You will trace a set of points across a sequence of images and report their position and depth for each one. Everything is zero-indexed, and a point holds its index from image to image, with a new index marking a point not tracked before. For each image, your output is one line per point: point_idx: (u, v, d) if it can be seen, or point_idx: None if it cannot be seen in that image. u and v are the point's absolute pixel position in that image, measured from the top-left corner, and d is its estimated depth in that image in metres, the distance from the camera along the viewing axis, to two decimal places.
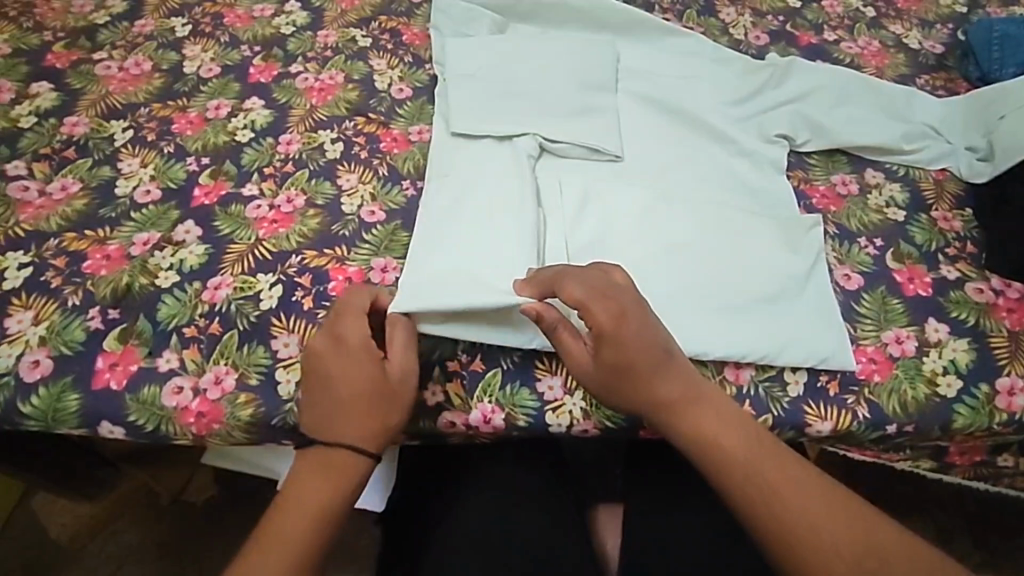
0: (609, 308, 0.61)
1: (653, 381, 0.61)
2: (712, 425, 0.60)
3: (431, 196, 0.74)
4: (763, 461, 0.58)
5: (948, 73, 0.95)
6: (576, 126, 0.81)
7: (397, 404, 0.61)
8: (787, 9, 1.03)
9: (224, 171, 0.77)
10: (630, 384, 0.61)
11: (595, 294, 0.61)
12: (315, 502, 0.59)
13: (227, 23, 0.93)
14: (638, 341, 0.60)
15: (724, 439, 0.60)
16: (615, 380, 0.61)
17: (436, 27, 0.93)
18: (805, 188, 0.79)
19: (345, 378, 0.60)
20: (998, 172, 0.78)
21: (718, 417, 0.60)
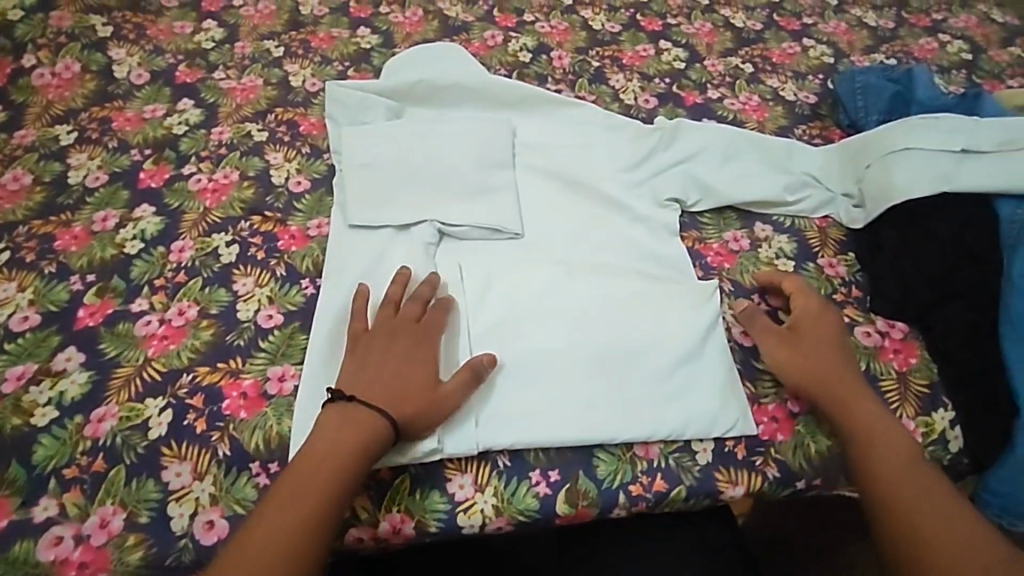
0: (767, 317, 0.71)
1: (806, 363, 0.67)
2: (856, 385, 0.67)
3: (331, 294, 0.73)
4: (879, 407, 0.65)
5: (822, 122, 1.00)
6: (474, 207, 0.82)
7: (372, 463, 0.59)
8: (672, 71, 1.09)
9: (111, 287, 0.74)
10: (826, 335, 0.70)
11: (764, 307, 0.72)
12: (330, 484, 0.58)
13: (115, 127, 0.93)
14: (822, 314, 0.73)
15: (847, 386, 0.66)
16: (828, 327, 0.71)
17: (332, 117, 0.93)
18: (699, 248, 0.82)
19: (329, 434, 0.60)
20: (870, 220, 0.81)
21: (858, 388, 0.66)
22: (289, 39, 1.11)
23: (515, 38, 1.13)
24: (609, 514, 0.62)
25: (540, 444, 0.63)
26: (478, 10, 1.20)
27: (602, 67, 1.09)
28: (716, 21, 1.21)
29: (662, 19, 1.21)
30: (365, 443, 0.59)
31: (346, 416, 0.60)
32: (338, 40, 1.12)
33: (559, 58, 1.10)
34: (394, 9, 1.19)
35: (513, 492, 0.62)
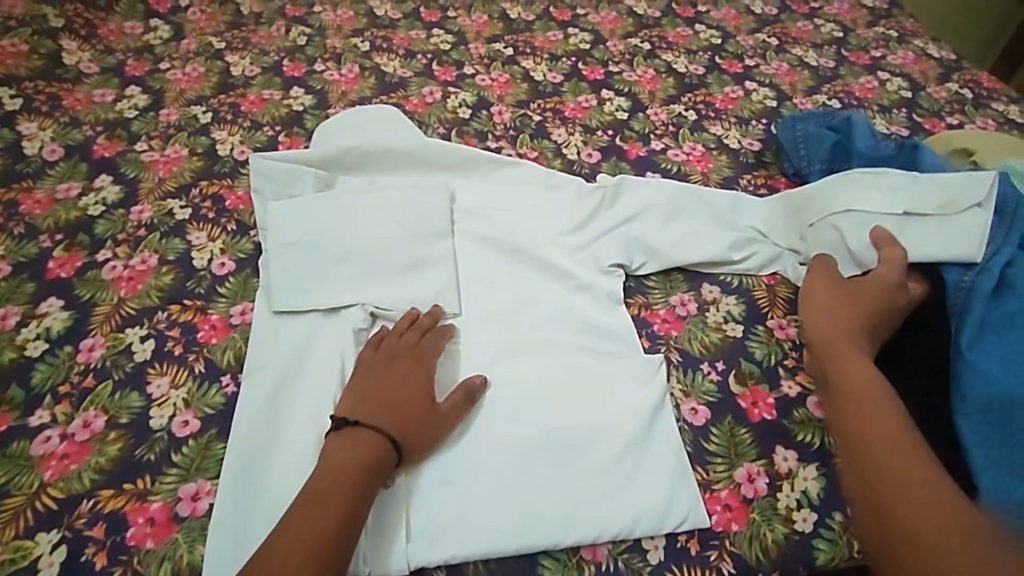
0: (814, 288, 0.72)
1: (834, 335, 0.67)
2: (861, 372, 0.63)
3: (252, 394, 0.68)
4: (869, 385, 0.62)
5: (767, 171, 0.99)
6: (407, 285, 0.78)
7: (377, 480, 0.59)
8: (615, 121, 1.07)
9: (8, 398, 0.68)
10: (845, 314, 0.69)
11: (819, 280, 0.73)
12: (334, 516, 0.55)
13: (23, 211, 0.87)
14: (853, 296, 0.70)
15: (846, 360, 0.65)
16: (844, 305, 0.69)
17: (258, 190, 0.88)
18: (646, 315, 0.79)
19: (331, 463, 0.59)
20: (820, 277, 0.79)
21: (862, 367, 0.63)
22: (217, 104, 1.07)
23: (454, 94, 1.11)
24: None
25: (478, 555, 0.59)
26: (416, 65, 1.17)
27: (544, 120, 1.06)
28: (658, 67, 1.20)
29: (604, 67, 1.20)
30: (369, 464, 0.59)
31: (343, 438, 0.60)
32: (269, 102, 1.08)
33: (500, 112, 1.07)
34: (329, 67, 1.15)
35: None
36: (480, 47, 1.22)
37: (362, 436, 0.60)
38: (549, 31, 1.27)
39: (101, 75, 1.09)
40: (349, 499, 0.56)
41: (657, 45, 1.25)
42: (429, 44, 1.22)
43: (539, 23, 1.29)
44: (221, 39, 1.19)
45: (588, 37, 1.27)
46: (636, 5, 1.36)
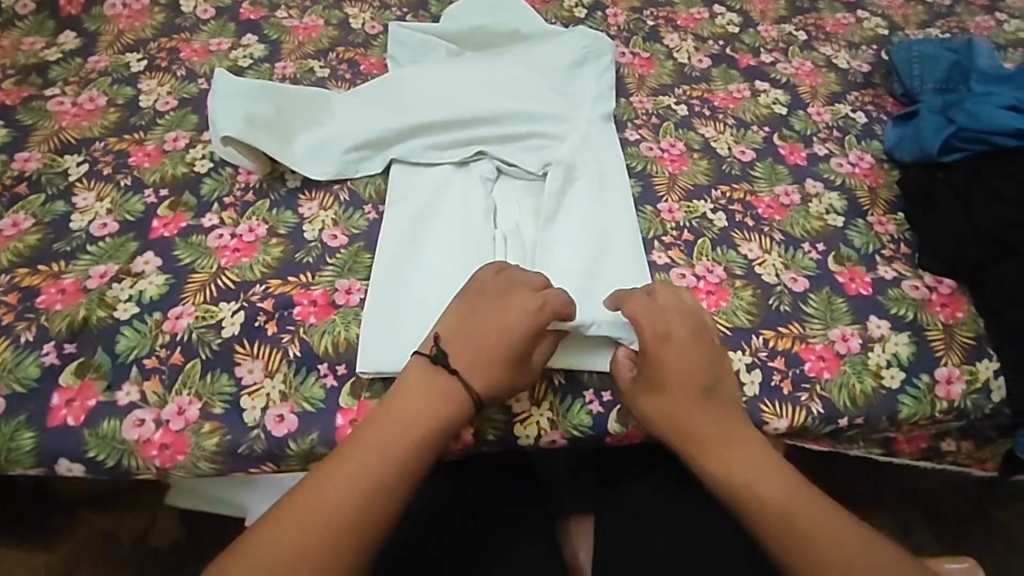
0: (508, 301, 0.64)
1: (680, 420, 0.63)
2: (728, 452, 0.62)
3: (394, 220, 0.76)
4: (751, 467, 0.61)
5: (874, 91, 1.01)
6: (334, 138, 0.81)
7: (431, 413, 0.60)
8: (726, 34, 1.10)
9: (183, 202, 0.77)
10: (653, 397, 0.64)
11: (512, 295, 0.64)
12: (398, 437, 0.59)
13: (183, 57, 0.97)
14: (672, 374, 0.63)
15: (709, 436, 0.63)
16: (650, 389, 0.64)
17: (393, 57, 0.94)
18: (751, 200, 0.83)
19: (425, 392, 0.61)
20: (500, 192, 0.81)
21: (729, 438, 0.63)
22: None
23: None
24: (657, 434, 0.67)
25: (598, 368, 0.67)
26: None
27: (657, 26, 1.09)
28: None
29: None
30: (440, 404, 0.61)
31: (424, 380, 0.62)
32: None
33: (615, 15, 1.10)
34: None
35: (568, 410, 0.66)
36: None
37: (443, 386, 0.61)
38: None
39: None
40: (421, 428, 0.60)
41: None
42: None
43: None
44: None
45: None
46: None
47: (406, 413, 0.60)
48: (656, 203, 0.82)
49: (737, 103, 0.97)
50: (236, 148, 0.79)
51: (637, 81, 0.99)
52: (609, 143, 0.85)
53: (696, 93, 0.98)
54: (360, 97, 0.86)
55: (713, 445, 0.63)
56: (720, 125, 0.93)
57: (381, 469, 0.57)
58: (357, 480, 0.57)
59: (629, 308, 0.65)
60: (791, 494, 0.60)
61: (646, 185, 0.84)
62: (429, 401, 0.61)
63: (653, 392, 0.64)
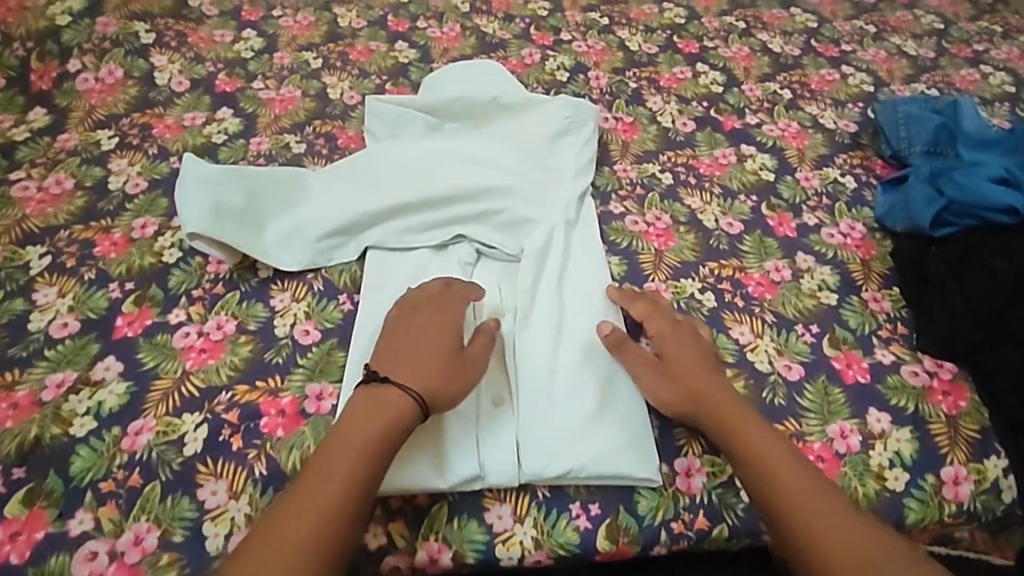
0: (418, 317, 0.67)
1: (687, 380, 0.67)
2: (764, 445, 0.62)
3: (367, 312, 0.73)
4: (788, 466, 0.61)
5: (863, 151, 0.99)
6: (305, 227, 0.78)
7: (382, 425, 0.59)
8: (709, 94, 1.08)
9: (149, 296, 0.74)
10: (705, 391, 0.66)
11: (428, 304, 0.69)
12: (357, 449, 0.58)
13: (156, 134, 0.94)
14: (699, 370, 0.68)
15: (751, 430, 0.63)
16: (686, 377, 0.67)
17: (369, 131, 0.92)
18: (740, 277, 0.81)
19: (360, 418, 0.60)
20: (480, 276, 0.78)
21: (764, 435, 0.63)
22: (327, 51, 1.11)
23: (552, 57, 1.13)
24: (649, 549, 0.63)
25: (583, 479, 0.64)
26: (515, 28, 1.20)
27: (639, 88, 1.08)
28: (753, 46, 1.19)
29: (698, 42, 1.19)
30: (389, 424, 0.60)
31: (368, 402, 0.61)
32: (375, 53, 1.11)
33: (596, 78, 1.09)
34: (431, 24, 1.19)
35: (553, 526, 0.63)
36: (576, 14, 1.24)
37: (385, 397, 0.61)
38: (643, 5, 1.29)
39: (220, 17, 1.14)
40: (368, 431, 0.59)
41: (752, 25, 1.25)
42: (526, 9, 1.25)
43: None
44: None
45: (683, 11, 1.26)
46: None
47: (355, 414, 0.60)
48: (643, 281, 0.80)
49: (724, 169, 0.95)
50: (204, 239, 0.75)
51: (621, 146, 0.97)
52: (592, 224, 0.83)
53: (681, 159, 0.96)
54: (333, 175, 0.83)
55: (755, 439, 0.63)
56: (706, 195, 0.91)
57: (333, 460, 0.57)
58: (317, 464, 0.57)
59: (636, 306, 0.73)
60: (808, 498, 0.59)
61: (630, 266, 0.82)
62: (375, 419, 0.60)
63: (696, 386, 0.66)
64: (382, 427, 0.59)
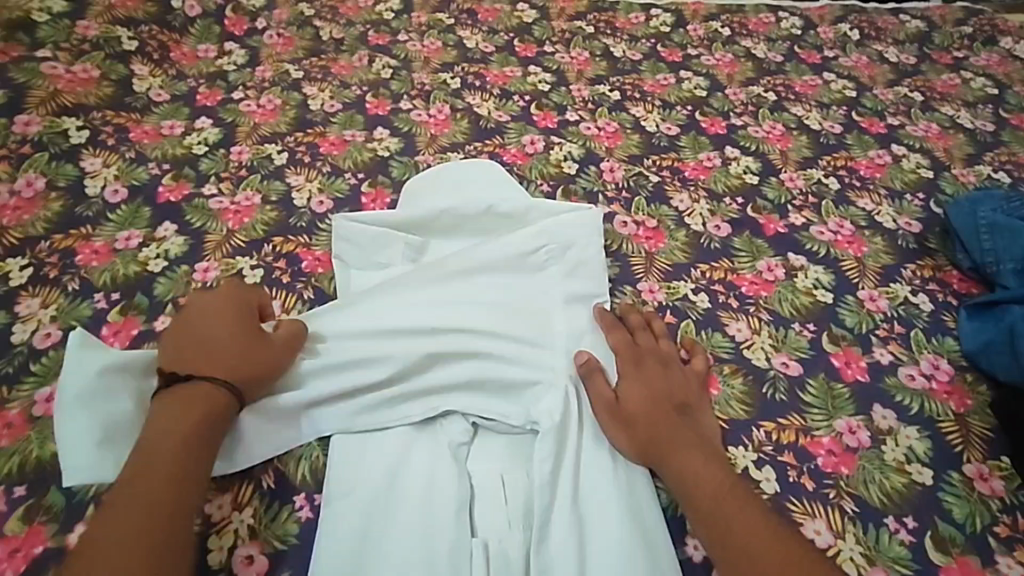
0: (218, 304, 0.63)
1: (640, 423, 0.61)
2: (692, 463, 0.58)
3: (331, 531, 0.56)
4: (719, 484, 0.57)
5: (933, 260, 0.84)
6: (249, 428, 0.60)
7: (195, 422, 0.55)
8: (743, 186, 0.93)
9: (46, 505, 0.59)
10: (663, 428, 0.60)
11: (221, 292, 0.64)
12: (181, 423, 0.55)
13: (79, 263, 0.79)
14: (642, 392, 0.63)
15: (694, 461, 0.58)
16: (657, 416, 0.61)
17: (339, 258, 0.75)
18: (808, 444, 0.66)
19: (179, 416, 0.55)
20: (478, 462, 0.61)
21: (691, 446, 0.59)
22: (294, 142, 0.96)
23: (558, 144, 0.97)
24: None
25: None
26: (513, 107, 1.05)
27: (662, 182, 0.92)
28: (787, 122, 1.05)
29: (724, 120, 1.05)
30: (208, 414, 0.57)
31: (173, 395, 0.57)
32: (352, 144, 0.96)
33: (610, 169, 0.94)
34: (418, 105, 1.04)
35: None
36: (582, 89, 1.10)
37: (188, 392, 0.57)
38: (658, 74, 1.14)
39: (170, 104, 1.00)
40: (185, 425, 0.55)
41: (782, 96, 1.10)
42: (525, 83, 1.11)
43: (647, 63, 1.17)
44: (299, 68, 1.09)
45: (704, 81, 1.13)
46: (754, 47, 1.22)
47: (179, 415, 0.55)
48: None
49: (771, 288, 0.79)
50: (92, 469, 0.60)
51: (643, 261, 0.82)
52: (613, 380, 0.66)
53: (718, 275, 0.81)
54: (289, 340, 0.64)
55: (700, 476, 0.57)
56: (754, 321, 0.76)
57: (173, 452, 0.53)
58: (147, 470, 0.51)
59: (611, 338, 0.68)
60: (739, 514, 0.54)
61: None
62: (187, 414, 0.56)
63: (651, 422, 0.61)
64: (202, 417, 0.56)
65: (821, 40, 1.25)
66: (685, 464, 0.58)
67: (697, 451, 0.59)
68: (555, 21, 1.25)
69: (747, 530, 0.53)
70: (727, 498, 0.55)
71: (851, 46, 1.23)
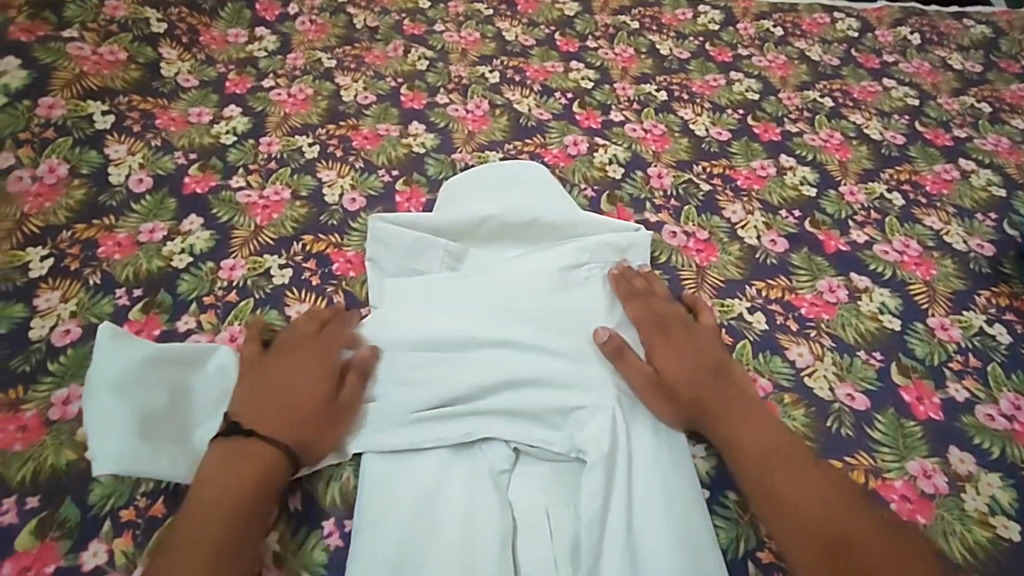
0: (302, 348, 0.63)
1: (682, 394, 0.61)
2: (739, 429, 0.60)
3: (364, 564, 0.52)
4: (771, 450, 0.58)
5: (1008, 287, 0.78)
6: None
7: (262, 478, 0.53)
8: (800, 199, 0.87)
9: (60, 518, 0.55)
10: (703, 401, 0.61)
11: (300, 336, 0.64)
12: (230, 481, 0.53)
13: (101, 255, 0.75)
14: (681, 366, 0.63)
15: (741, 429, 0.60)
16: (698, 390, 0.62)
17: (373, 259, 0.71)
18: (879, 487, 0.61)
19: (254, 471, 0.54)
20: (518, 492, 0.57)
21: (734, 412, 0.61)
22: (325, 135, 0.92)
23: (603, 146, 0.92)
24: None
25: None
26: (554, 104, 1.00)
27: (714, 190, 0.87)
28: (846, 130, 0.98)
29: (779, 126, 0.99)
30: (264, 472, 0.54)
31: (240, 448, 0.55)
32: (386, 139, 0.92)
33: (659, 175, 0.88)
34: (454, 100, 0.99)
35: None
36: (627, 88, 1.04)
37: (257, 448, 0.55)
38: (707, 74, 1.08)
39: (198, 90, 0.96)
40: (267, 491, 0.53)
41: (840, 102, 1.04)
42: (567, 79, 1.05)
43: (695, 63, 1.11)
44: (332, 56, 1.05)
45: (756, 84, 1.07)
46: (808, 49, 1.16)
47: (229, 472, 0.53)
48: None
49: (832, 311, 0.74)
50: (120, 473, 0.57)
51: (694, 276, 0.77)
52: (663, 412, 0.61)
53: (774, 293, 0.76)
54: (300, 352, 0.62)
55: (749, 443, 0.59)
56: (815, 346, 0.71)
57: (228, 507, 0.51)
58: (217, 506, 0.51)
59: (630, 311, 0.67)
60: (794, 475, 0.56)
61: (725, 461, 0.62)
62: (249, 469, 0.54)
63: (693, 391, 0.62)
64: (265, 471, 0.54)
65: (880, 43, 1.18)
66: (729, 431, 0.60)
67: (738, 417, 0.61)
68: (598, 15, 1.19)
69: (803, 494, 0.55)
70: (781, 463, 0.57)
71: (912, 50, 1.17)
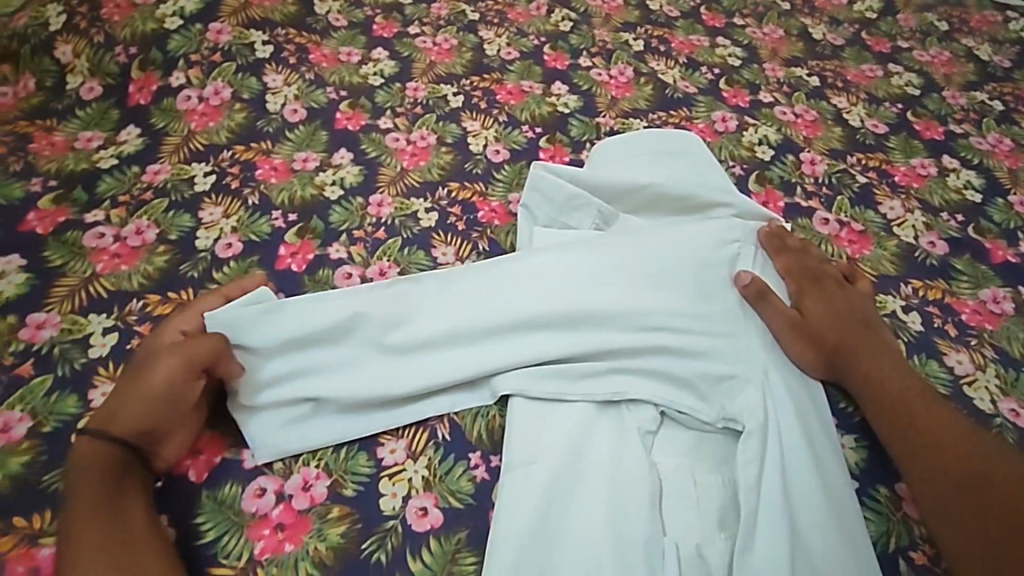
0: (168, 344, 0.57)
1: (828, 339, 0.61)
2: (881, 372, 0.59)
3: (514, 497, 0.53)
4: (911, 396, 0.57)
5: None
6: (419, 373, 0.59)
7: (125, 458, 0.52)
8: (965, 203, 0.82)
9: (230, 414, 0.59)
10: (849, 348, 0.61)
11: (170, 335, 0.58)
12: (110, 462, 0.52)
13: (258, 177, 0.78)
14: (827, 315, 0.62)
15: (883, 371, 0.59)
16: (845, 343, 0.61)
17: (526, 208, 0.71)
18: None
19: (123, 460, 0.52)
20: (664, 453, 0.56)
21: (878, 360, 0.60)
22: (469, 86, 0.92)
23: (752, 126, 0.89)
24: None
25: None
26: (700, 79, 0.97)
27: (870, 184, 0.82)
28: (1017, 137, 0.91)
29: (942, 125, 0.92)
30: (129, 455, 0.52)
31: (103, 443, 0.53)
32: (530, 95, 0.91)
33: (811, 161, 0.84)
34: (598, 64, 0.97)
35: None
36: (777, 69, 1.00)
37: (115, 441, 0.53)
38: (863, 64, 1.02)
39: (348, 30, 0.97)
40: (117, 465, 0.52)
41: (1011, 106, 0.96)
42: (713, 54, 1.01)
43: (850, 50, 1.05)
44: (476, 9, 1.04)
45: (917, 78, 1.00)
46: (976, 47, 1.07)
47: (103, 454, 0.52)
48: (893, 480, 0.58)
49: (996, 322, 0.70)
50: (291, 396, 0.58)
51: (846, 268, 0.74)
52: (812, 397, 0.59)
53: (933, 294, 0.72)
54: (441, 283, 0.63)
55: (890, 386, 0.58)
56: (976, 355, 0.67)
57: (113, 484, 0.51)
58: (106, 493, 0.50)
59: (778, 262, 0.66)
60: (935, 422, 0.55)
61: (875, 456, 0.60)
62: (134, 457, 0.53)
63: (839, 336, 0.61)
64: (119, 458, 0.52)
65: None
66: (871, 375, 0.59)
67: (885, 365, 0.60)
68: None
69: (951, 439, 0.54)
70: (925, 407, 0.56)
71: None
